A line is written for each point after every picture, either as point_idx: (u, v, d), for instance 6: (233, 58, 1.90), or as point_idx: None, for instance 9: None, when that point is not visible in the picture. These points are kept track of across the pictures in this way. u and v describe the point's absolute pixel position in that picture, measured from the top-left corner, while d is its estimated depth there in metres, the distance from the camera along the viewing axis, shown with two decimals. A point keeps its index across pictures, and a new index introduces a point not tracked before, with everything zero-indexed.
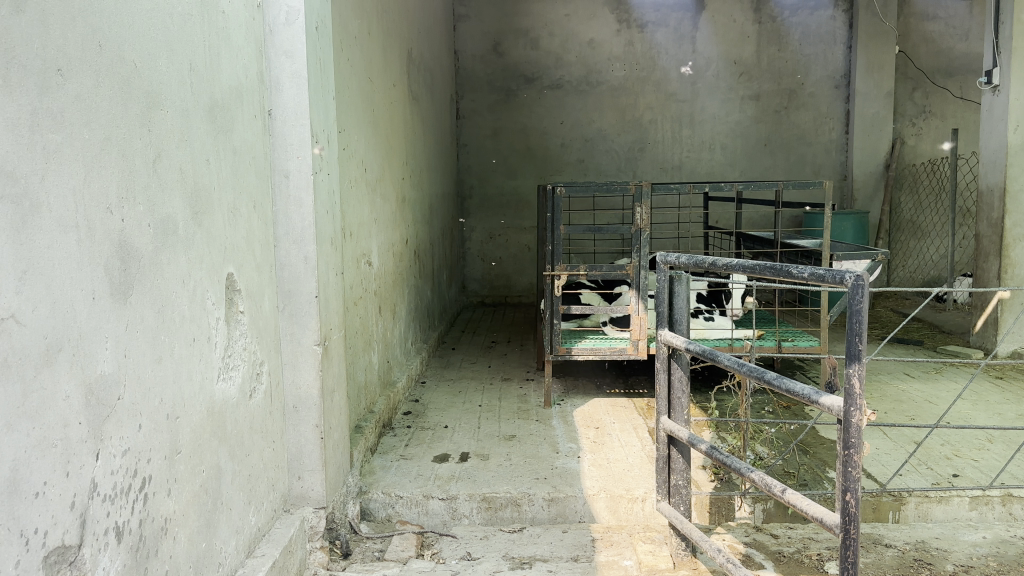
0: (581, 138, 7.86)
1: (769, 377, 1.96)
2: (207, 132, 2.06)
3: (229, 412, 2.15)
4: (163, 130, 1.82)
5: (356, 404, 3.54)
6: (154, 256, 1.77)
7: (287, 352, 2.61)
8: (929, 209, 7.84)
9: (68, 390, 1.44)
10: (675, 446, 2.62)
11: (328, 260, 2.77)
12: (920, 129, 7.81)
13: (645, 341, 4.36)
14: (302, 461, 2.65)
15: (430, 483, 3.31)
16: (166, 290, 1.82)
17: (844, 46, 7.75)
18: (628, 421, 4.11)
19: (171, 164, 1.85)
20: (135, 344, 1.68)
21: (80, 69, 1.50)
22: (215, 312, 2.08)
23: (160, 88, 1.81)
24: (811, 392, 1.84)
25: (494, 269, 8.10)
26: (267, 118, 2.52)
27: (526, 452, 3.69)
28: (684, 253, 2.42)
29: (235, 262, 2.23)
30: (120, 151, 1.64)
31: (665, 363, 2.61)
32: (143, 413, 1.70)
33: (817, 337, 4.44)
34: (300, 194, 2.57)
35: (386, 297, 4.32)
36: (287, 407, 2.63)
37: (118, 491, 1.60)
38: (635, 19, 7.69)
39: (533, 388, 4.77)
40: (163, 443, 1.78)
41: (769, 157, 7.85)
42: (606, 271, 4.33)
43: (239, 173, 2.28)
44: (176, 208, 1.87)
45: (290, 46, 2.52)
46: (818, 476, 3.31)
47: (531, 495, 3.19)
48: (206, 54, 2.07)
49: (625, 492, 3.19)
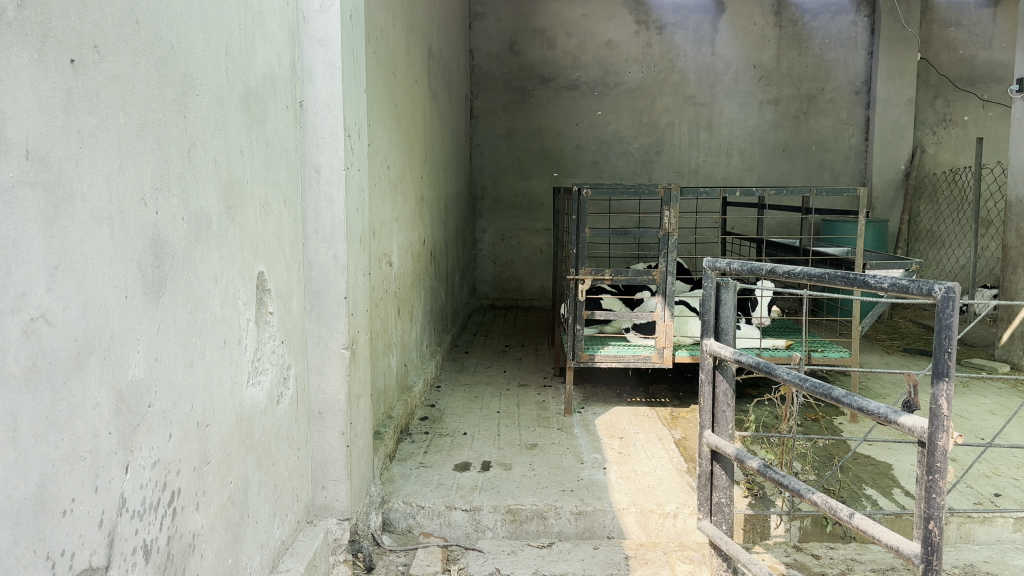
0: (597, 140, 7.74)
1: (838, 395, 1.83)
2: (241, 122, 1.94)
3: (257, 419, 2.03)
4: (199, 118, 1.70)
5: (376, 409, 3.41)
6: (188, 253, 1.65)
7: (314, 355, 2.49)
8: (949, 220, 7.74)
9: (98, 398, 1.32)
10: (718, 462, 2.50)
11: (357, 260, 2.64)
12: (941, 138, 7.71)
13: (669, 348, 4.25)
14: (326, 470, 2.52)
15: (452, 493, 3.19)
16: (198, 289, 1.69)
17: (865, 52, 7.64)
18: (652, 431, 3.99)
19: (206, 154, 1.73)
20: (166, 347, 1.55)
21: (117, 46, 1.38)
22: (245, 312, 1.96)
23: (196, 72, 1.69)
24: (885, 411, 1.71)
25: (506, 271, 7.99)
26: (298, 109, 2.40)
27: (549, 462, 3.56)
28: (737, 259, 2.29)
29: (266, 260, 2.10)
30: (156, 139, 1.52)
31: (709, 375, 2.49)
32: (174, 421, 1.58)
33: (847, 349, 4.34)
34: (330, 190, 2.44)
35: (405, 299, 4.20)
36: (312, 413, 2.51)
37: (147, 506, 1.48)
38: (654, 20, 7.58)
39: (552, 394, 4.65)
40: (193, 453, 1.66)
41: (787, 162, 7.74)
42: (632, 276, 4.20)
43: (271, 167, 2.15)
44: (210, 201, 1.75)
45: (324, 33, 2.40)
46: (856, 493, 3.22)
47: (558, 507, 3.07)
48: (242, 39, 1.95)
49: (656, 507, 3.07)
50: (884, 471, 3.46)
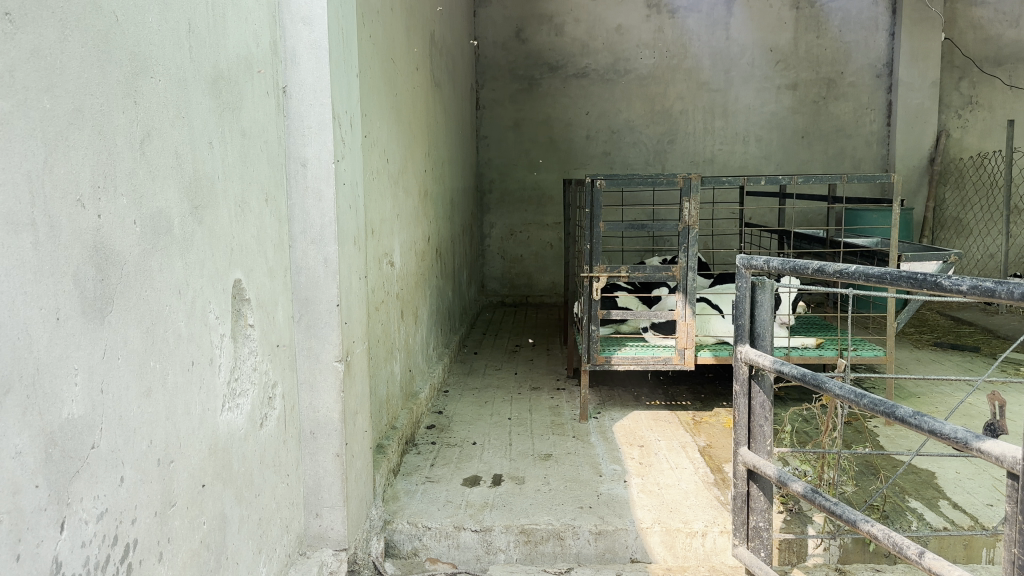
0: (608, 129, 7.48)
1: (905, 415, 1.56)
2: (210, 109, 1.69)
3: (235, 448, 1.79)
4: (153, 104, 1.45)
5: (378, 421, 3.17)
6: (142, 263, 1.40)
7: (304, 370, 2.25)
8: (976, 206, 7.47)
9: (19, 445, 1.07)
10: (755, 482, 2.25)
11: (351, 261, 2.40)
12: (967, 121, 7.41)
13: (691, 349, 4.01)
14: (320, 496, 2.28)
15: (461, 512, 2.94)
16: (156, 304, 1.45)
17: (887, 32, 7.33)
18: (675, 437, 3.74)
19: (164, 147, 1.48)
20: (115, 374, 1.31)
21: (38, 14, 1.13)
22: (219, 327, 1.71)
23: (150, 51, 1.44)
24: (965, 436, 1.44)
25: (515, 267, 7.74)
26: (281, 96, 2.15)
27: (565, 474, 3.32)
28: (777, 256, 2.02)
29: (244, 267, 1.86)
30: (96, 127, 1.27)
31: (744, 386, 2.23)
32: (126, 462, 1.34)
33: (882, 348, 4.09)
34: (319, 185, 2.20)
35: (409, 300, 3.96)
36: (302, 433, 2.26)
37: (92, 568, 1.24)
38: (665, 4, 7.30)
39: (566, 398, 4.40)
40: (153, 495, 1.43)
41: (807, 150, 7.45)
42: (651, 273, 3.93)
43: (248, 162, 1.91)
44: (170, 201, 1.50)
45: (308, 11, 2.15)
46: (900, 507, 2.98)
47: (576, 527, 2.83)
48: (209, 16, 1.69)
49: (682, 525, 2.82)
50: (927, 480, 3.23)
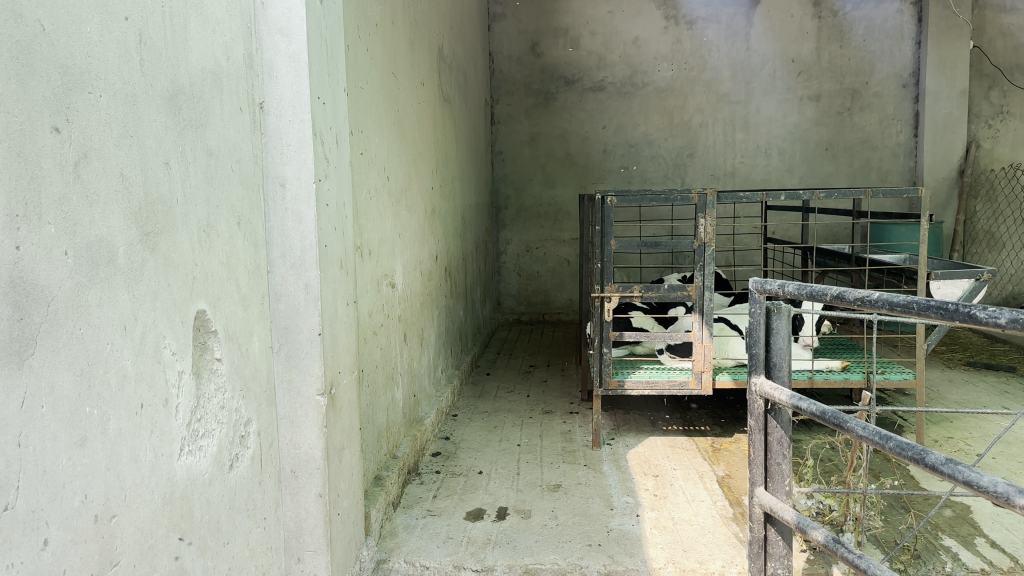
0: (625, 143, 7.31)
1: (940, 463, 1.38)
2: (166, 127, 1.55)
3: (197, 495, 1.64)
4: (93, 122, 1.31)
5: (376, 451, 3.01)
6: (75, 298, 1.26)
7: (284, 404, 2.11)
8: (1009, 220, 7.17)
9: None
10: (773, 526, 2.05)
11: (337, 287, 2.26)
12: (998, 131, 7.15)
13: (709, 373, 3.80)
14: (302, 540, 2.13)
15: (462, 550, 2.78)
16: (94, 342, 1.31)
17: (912, 41, 7.11)
18: (691, 467, 3.54)
19: (106, 168, 1.34)
20: (36, 424, 1.17)
21: None
22: (176, 364, 1.57)
23: (89, 64, 1.31)
24: (1004, 492, 1.25)
25: (532, 284, 7.58)
26: (258, 112, 2.02)
27: (574, 508, 3.13)
28: (793, 280, 1.83)
29: (209, 296, 1.71)
30: (14, 148, 1.14)
31: (760, 421, 2.04)
32: (50, 524, 1.19)
33: (912, 371, 3.87)
34: (299, 207, 2.06)
35: (413, 323, 3.81)
36: (283, 472, 2.12)
37: None
38: (683, 15, 7.14)
39: (578, 424, 4.22)
40: (88, 557, 1.28)
41: (831, 162, 7.23)
42: (665, 292, 3.75)
43: (216, 184, 1.77)
44: (115, 228, 1.37)
45: (286, 22, 2.02)
46: (933, 545, 2.77)
47: (584, 567, 2.65)
48: (166, 26, 1.56)
49: (697, 566, 2.63)
50: (962, 515, 3.02)
